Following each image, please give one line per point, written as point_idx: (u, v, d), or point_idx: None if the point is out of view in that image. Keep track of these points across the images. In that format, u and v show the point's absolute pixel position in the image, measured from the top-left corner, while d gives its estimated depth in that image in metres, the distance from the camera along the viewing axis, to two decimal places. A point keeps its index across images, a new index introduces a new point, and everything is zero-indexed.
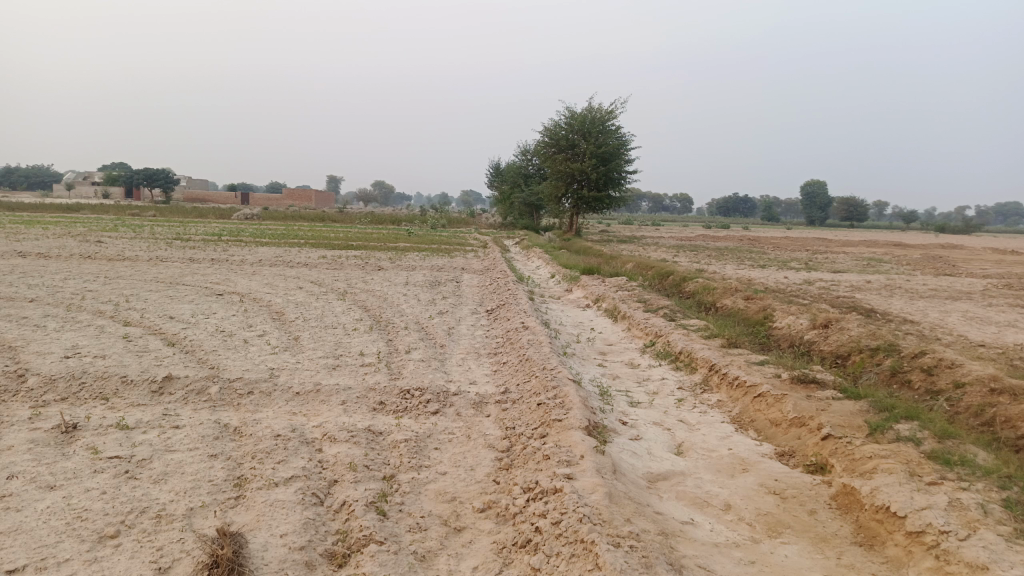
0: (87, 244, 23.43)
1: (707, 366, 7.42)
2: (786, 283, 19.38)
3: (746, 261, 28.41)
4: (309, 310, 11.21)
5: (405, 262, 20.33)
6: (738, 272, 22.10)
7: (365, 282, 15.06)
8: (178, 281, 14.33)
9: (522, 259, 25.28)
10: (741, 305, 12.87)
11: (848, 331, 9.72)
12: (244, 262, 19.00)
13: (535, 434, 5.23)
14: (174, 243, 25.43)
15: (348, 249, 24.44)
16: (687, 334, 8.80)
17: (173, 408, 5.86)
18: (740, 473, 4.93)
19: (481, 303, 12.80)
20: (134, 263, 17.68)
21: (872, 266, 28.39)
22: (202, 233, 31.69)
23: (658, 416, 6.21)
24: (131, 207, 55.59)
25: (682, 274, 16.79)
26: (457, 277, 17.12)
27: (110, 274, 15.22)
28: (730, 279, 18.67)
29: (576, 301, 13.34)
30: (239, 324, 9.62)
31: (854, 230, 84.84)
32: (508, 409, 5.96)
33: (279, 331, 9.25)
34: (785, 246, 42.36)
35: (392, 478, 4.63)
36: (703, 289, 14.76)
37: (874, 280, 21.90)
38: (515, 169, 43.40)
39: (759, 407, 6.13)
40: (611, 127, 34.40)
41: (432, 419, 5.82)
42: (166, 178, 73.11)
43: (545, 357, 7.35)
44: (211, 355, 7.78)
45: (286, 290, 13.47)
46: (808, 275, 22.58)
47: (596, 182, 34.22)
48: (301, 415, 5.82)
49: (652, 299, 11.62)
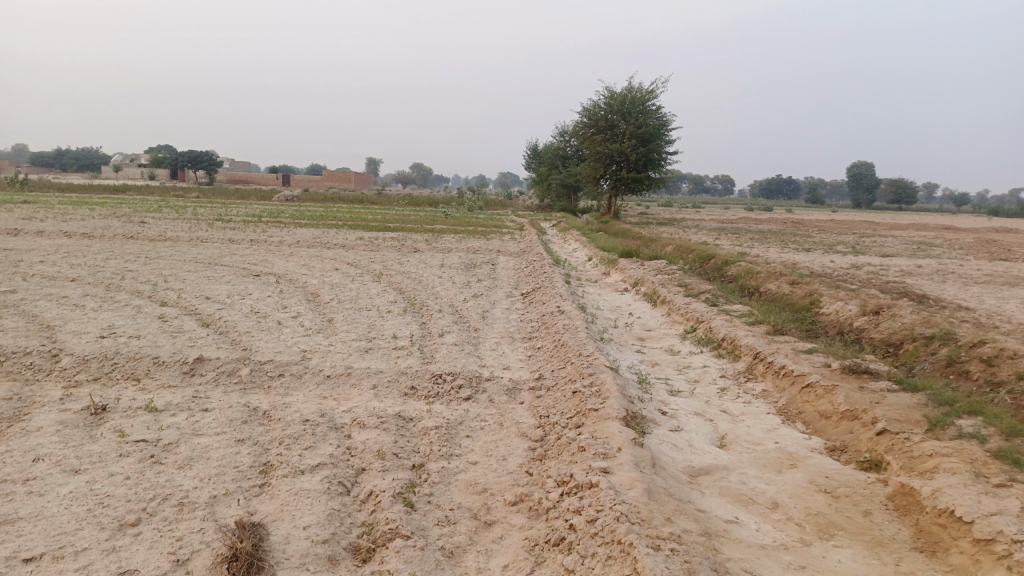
0: (131, 225, 23.86)
1: (751, 354, 7.12)
2: (833, 267, 18.78)
3: (790, 244, 27.67)
4: (344, 291, 11.14)
5: (441, 244, 20.24)
6: (782, 255, 21.53)
7: (401, 264, 14.97)
8: (217, 261, 14.42)
9: (560, 241, 25.00)
10: (786, 290, 12.45)
11: (900, 318, 9.28)
12: (283, 243, 19.10)
13: (571, 424, 5.01)
14: (215, 224, 25.79)
15: (385, 231, 24.47)
16: (730, 320, 8.48)
17: (203, 391, 5.79)
18: (787, 470, 4.65)
19: (517, 286, 12.61)
20: (175, 243, 17.89)
21: (923, 250, 27.43)
22: (243, 215, 32.06)
23: (699, 406, 5.95)
24: (175, 188, 56.75)
25: (724, 257, 16.35)
26: (493, 259, 16.95)
27: (150, 254, 15.43)
28: (773, 263, 18.15)
29: (614, 285, 13.06)
30: (273, 305, 9.58)
31: (902, 213, 82.37)
32: (543, 396, 5.75)
33: (313, 313, 9.18)
34: (829, 229, 41.25)
35: (421, 467, 4.47)
36: (746, 274, 14.35)
37: (925, 264, 21.15)
38: (553, 150, 42.95)
39: (808, 399, 5.82)
40: (652, 107, 33.70)
41: (464, 405, 5.64)
42: (210, 161, 74.40)
43: (582, 342, 7.11)
44: (244, 336, 7.73)
45: (322, 271, 13.46)
46: (855, 259, 21.90)
47: (635, 163, 33.64)
48: (331, 399, 5.69)
49: (693, 283, 11.29)
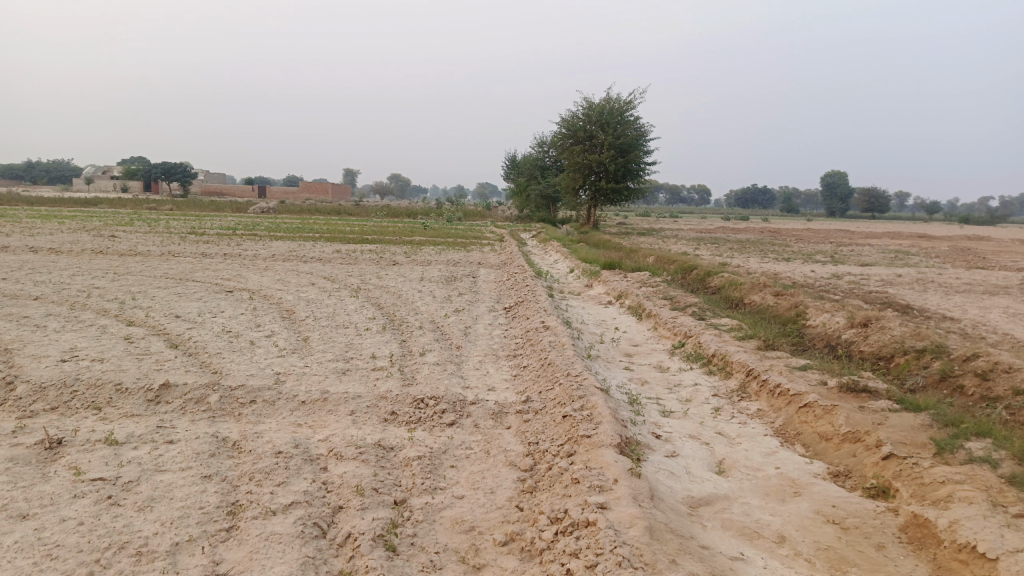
0: (101, 239, 23.22)
1: (744, 371, 6.89)
2: (815, 277, 18.74)
3: (769, 254, 27.68)
4: (320, 308, 10.79)
5: (420, 256, 19.92)
6: (763, 265, 21.49)
7: (379, 278, 14.64)
8: (189, 277, 13.98)
9: (540, 252, 24.81)
10: (771, 302, 12.30)
11: (890, 331, 9.13)
12: (257, 257, 18.66)
13: (562, 452, 4.74)
14: (188, 237, 25.24)
15: (363, 243, 24.09)
16: (719, 335, 8.27)
17: (169, 421, 5.43)
18: (791, 499, 4.41)
19: (498, 300, 12.35)
20: (145, 258, 17.38)
21: (901, 258, 27.61)
22: (218, 228, 31.45)
23: (693, 428, 5.70)
24: (148, 201, 55.83)
25: (707, 268, 16.21)
26: (473, 272, 16.67)
27: (119, 270, 14.93)
28: (755, 273, 18.05)
29: (598, 297, 12.84)
30: (247, 324, 9.20)
31: (876, 221, 83.42)
32: (531, 421, 5.47)
33: (288, 331, 8.82)
34: (807, 238, 41.50)
35: (403, 503, 4.16)
36: (730, 285, 14.19)
37: (904, 274, 21.22)
38: (531, 161, 42.83)
39: (806, 419, 5.60)
40: (630, 118, 33.69)
41: (448, 431, 5.34)
42: (184, 173, 73.52)
43: (569, 361, 6.84)
44: (215, 358, 7.37)
45: (298, 286, 13.09)
46: (835, 268, 21.92)
47: (614, 173, 33.59)
48: (307, 427, 5.36)
49: (678, 296, 11.08)
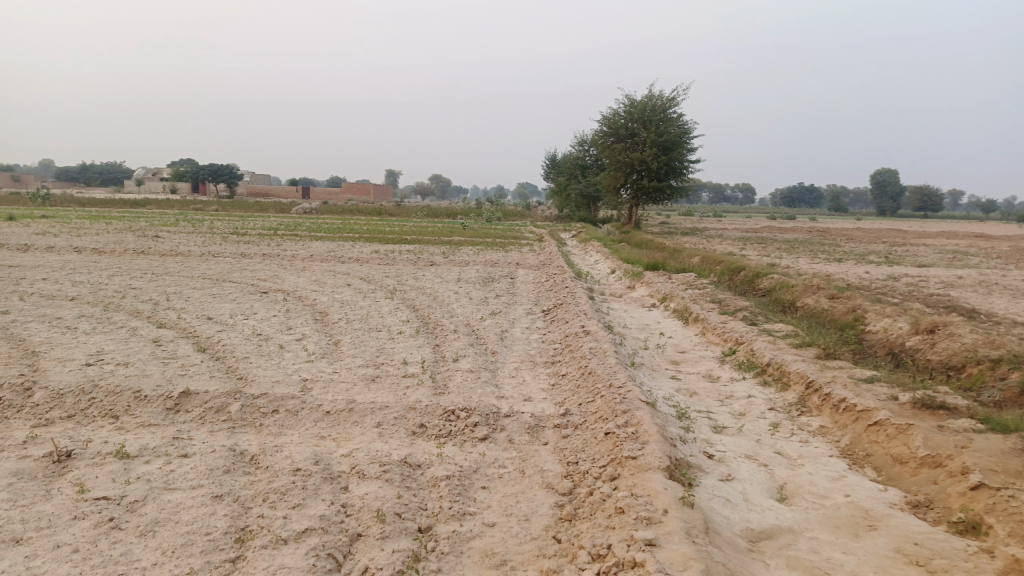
0: (144, 239, 23.48)
1: (803, 383, 6.34)
2: (869, 278, 17.88)
3: (819, 254, 26.67)
4: (354, 309, 10.51)
5: (458, 257, 19.61)
6: (814, 266, 20.66)
7: (416, 279, 14.34)
8: (225, 277, 13.87)
9: (581, 252, 24.32)
10: (825, 305, 11.63)
11: (959, 338, 8.44)
12: (296, 257, 18.57)
13: (604, 475, 4.29)
14: (229, 238, 25.39)
15: (402, 243, 23.91)
16: (774, 342, 7.71)
17: (186, 431, 5.14)
18: (865, 534, 3.88)
19: (537, 302, 11.93)
20: (185, 258, 17.40)
21: (959, 259, 26.38)
22: (260, 228, 31.67)
23: (749, 446, 5.19)
24: (194, 202, 56.81)
25: (755, 269, 15.53)
26: (511, 273, 16.29)
27: (158, 270, 14.93)
28: (806, 275, 17.29)
29: (641, 300, 12.33)
30: (278, 327, 8.94)
31: (929, 221, 80.56)
32: (571, 437, 5.03)
33: (319, 335, 8.52)
34: (858, 238, 40.18)
35: (428, 531, 3.77)
36: (781, 287, 13.52)
37: (966, 275, 20.16)
38: (572, 160, 42.26)
39: (877, 439, 5.05)
40: (673, 115, 32.93)
41: (481, 448, 4.94)
42: (230, 174, 74.82)
43: (612, 370, 6.38)
44: (241, 363, 7.09)
45: (333, 287, 12.85)
46: (890, 269, 20.95)
47: (656, 172, 32.88)
48: (330, 441, 5.01)
49: (727, 299, 10.51)
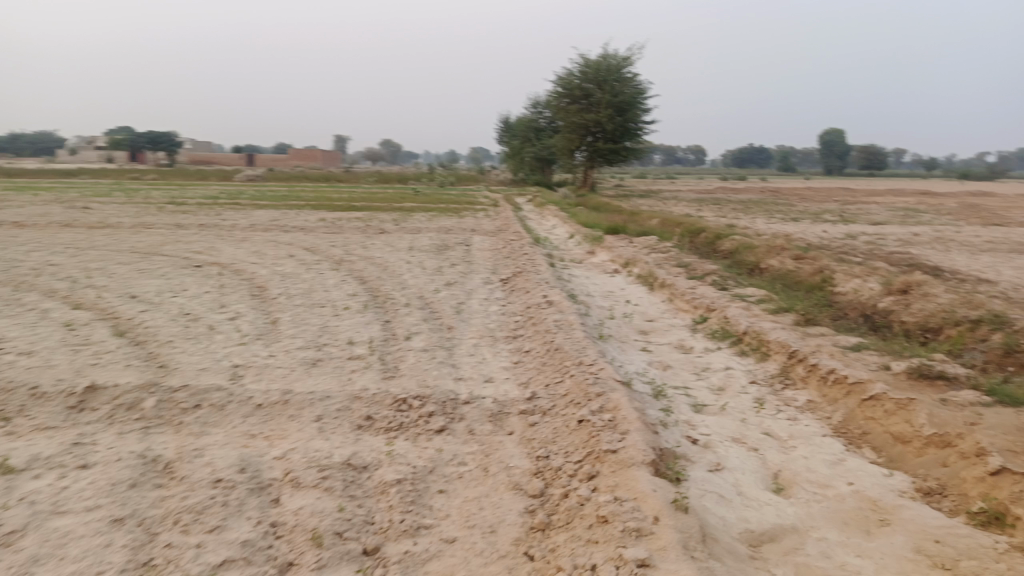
0: (73, 211, 21.96)
1: (785, 353, 5.86)
2: (828, 237, 17.69)
3: (775, 214, 26.54)
4: (297, 283, 9.72)
5: (410, 223, 18.77)
6: (772, 226, 20.46)
7: (365, 248, 13.54)
8: (156, 251, 12.83)
9: (537, 217, 23.68)
10: (791, 266, 11.27)
11: (935, 299, 8.09)
12: (237, 227, 17.51)
13: (580, 472, 3.72)
14: (166, 208, 23.99)
15: (351, 211, 22.92)
16: (748, 308, 7.23)
17: (91, 434, 4.39)
18: (879, 531, 3.40)
19: (495, 270, 11.29)
20: (115, 231, 16.20)
21: (911, 217, 26.59)
22: (200, 197, 30.11)
23: (735, 428, 4.68)
24: (132, 171, 54.16)
25: (717, 231, 15.13)
26: (466, 240, 15.59)
27: (82, 244, 13.79)
28: (767, 235, 17.01)
29: (602, 265, 11.80)
30: (210, 305, 8.12)
31: (875, 179, 81.98)
32: (539, 427, 4.43)
33: (256, 313, 7.74)
34: (810, 198, 40.49)
35: (375, 553, 3.15)
36: (744, 249, 13.15)
37: (921, 232, 20.19)
38: (525, 122, 41.40)
39: (874, 415, 4.59)
40: (627, 75, 32.26)
41: (437, 442, 4.31)
42: (170, 142, 71.86)
43: (580, 346, 5.79)
44: (165, 348, 6.30)
45: (276, 259, 11.98)
46: (847, 228, 20.89)
47: (611, 133, 32.28)
48: (261, 441, 4.32)
49: (693, 262, 10.03)
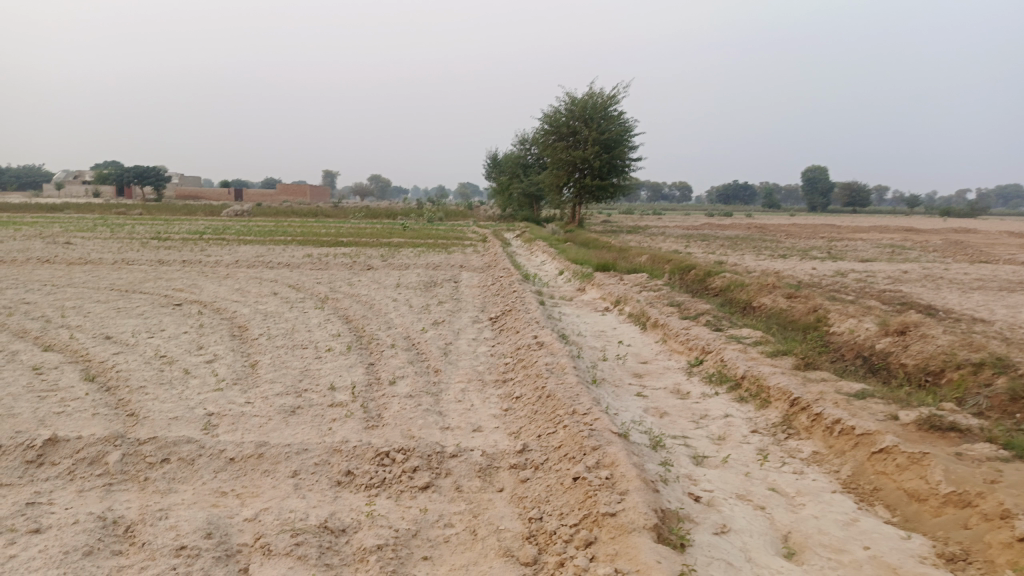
0: (54, 246, 21.58)
1: (786, 400, 5.62)
2: (818, 275, 17.61)
3: (763, 251, 26.56)
4: (280, 322, 9.43)
5: (397, 259, 18.53)
6: (761, 263, 20.40)
7: (351, 285, 13.27)
8: (136, 289, 12.51)
9: (525, 253, 23.54)
10: (784, 305, 11.10)
11: (933, 340, 7.91)
12: (220, 263, 17.20)
13: (577, 537, 3.44)
14: (149, 243, 23.64)
15: (338, 247, 22.70)
16: (745, 351, 7.01)
17: (47, 492, 4.06)
18: None
19: (484, 308, 11.05)
20: (94, 267, 15.86)
21: (898, 254, 26.66)
22: (186, 232, 29.79)
23: (739, 482, 4.42)
24: (118, 206, 53.81)
25: (707, 269, 14.99)
26: (454, 276, 15.37)
27: (60, 281, 13.43)
28: (757, 272, 16.90)
29: (593, 303, 11.59)
30: (187, 346, 7.80)
31: (859, 216, 82.83)
32: (531, 484, 4.15)
33: (235, 355, 7.44)
34: (797, 234, 40.69)
35: None
36: (735, 287, 12.99)
37: (910, 270, 20.17)
38: (513, 159, 41.60)
39: (885, 470, 4.35)
40: (614, 113, 32.51)
41: (422, 501, 4.02)
42: (158, 177, 71.69)
43: (573, 392, 5.53)
44: (136, 395, 5.97)
45: (259, 297, 11.68)
46: (836, 265, 20.86)
47: (599, 170, 32.40)
48: (232, 499, 4.01)
49: (686, 301, 9.84)
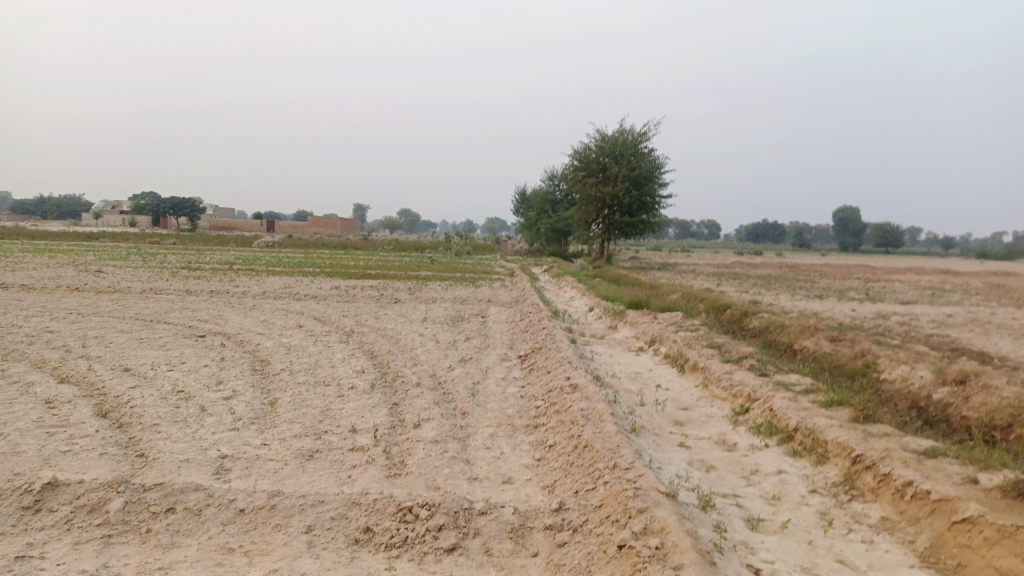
0: (85, 274, 21.71)
1: (847, 457, 5.13)
2: (859, 317, 16.97)
3: (798, 291, 25.87)
4: (303, 357, 9.13)
5: (425, 293, 18.29)
6: (797, 303, 19.79)
7: (376, 319, 12.98)
8: (160, 319, 12.33)
9: (554, 289, 23.18)
10: (828, 349, 10.56)
11: (997, 392, 7.34)
12: (247, 294, 17.07)
13: None
14: (179, 273, 23.75)
15: (365, 279, 22.53)
16: (795, 400, 6.52)
17: (39, 544, 3.71)
18: None
19: (513, 345, 10.66)
20: (122, 296, 15.78)
21: (939, 296, 25.82)
22: (216, 262, 29.94)
23: (801, 551, 3.94)
24: (151, 235, 54.63)
25: (743, 308, 14.46)
26: (482, 311, 15.02)
27: (86, 310, 13.32)
28: (794, 313, 16.32)
29: (626, 342, 11.15)
30: (205, 381, 7.51)
31: (892, 256, 81.38)
32: (569, 550, 3.71)
33: (254, 391, 7.12)
34: (832, 274, 39.83)
35: None
36: (774, 328, 12.48)
37: (954, 313, 19.39)
38: (542, 194, 41.51)
39: (970, 544, 3.84)
40: (644, 149, 32.28)
41: (448, 566, 3.60)
42: (192, 207, 72.89)
43: (613, 442, 5.09)
44: (148, 433, 5.65)
45: (283, 330, 11.42)
46: (876, 307, 20.15)
47: (628, 207, 32.08)
48: (239, 558, 3.63)
49: (725, 343, 9.36)
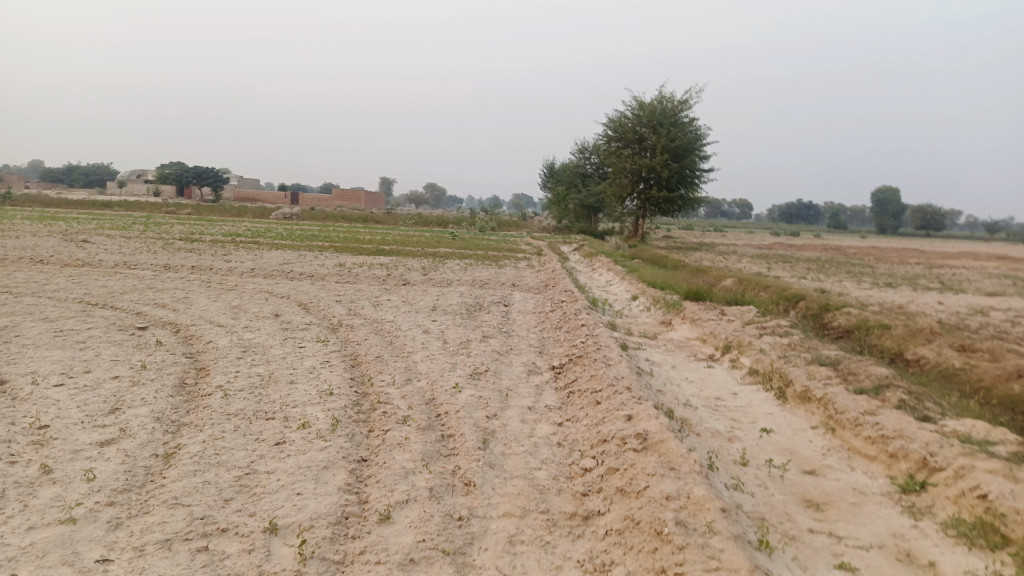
0: (68, 245, 19.46)
1: None
2: (957, 312, 14.12)
3: (862, 278, 22.88)
4: (257, 364, 6.68)
5: (440, 273, 15.84)
6: (872, 293, 17.01)
7: (374, 307, 10.54)
8: (108, 303, 9.93)
9: (586, 270, 20.59)
10: (965, 364, 7.87)
11: None
12: (234, 272, 14.68)
13: None
14: (174, 244, 21.46)
15: (377, 255, 20.08)
16: (1019, 480, 3.92)
17: None
18: None
19: (544, 349, 8.16)
20: (85, 271, 13.45)
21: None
22: (219, 234, 27.52)
23: None
24: (166, 204, 52.83)
25: (825, 301, 11.73)
26: (504, 298, 12.53)
27: (27, 288, 10.98)
28: (878, 306, 13.57)
29: (690, 346, 8.61)
30: (91, 407, 5.08)
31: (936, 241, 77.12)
32: None
33: (152, 431, 4.64)
34: (888, 258, 36.50)
35: None
36: (875, 329, 9.80)
37: None
38: (572, 168, 38.79)
39: None
40: (686, 119, 29.31)
41: None
42: (216, 179, 71.40)
43: None
44: None
45: (251, 321, 8.98)
46: (965, 299, 17.20)
47: (667, 181, 29.17)
48: None
49: (839, 357, 6.76)
